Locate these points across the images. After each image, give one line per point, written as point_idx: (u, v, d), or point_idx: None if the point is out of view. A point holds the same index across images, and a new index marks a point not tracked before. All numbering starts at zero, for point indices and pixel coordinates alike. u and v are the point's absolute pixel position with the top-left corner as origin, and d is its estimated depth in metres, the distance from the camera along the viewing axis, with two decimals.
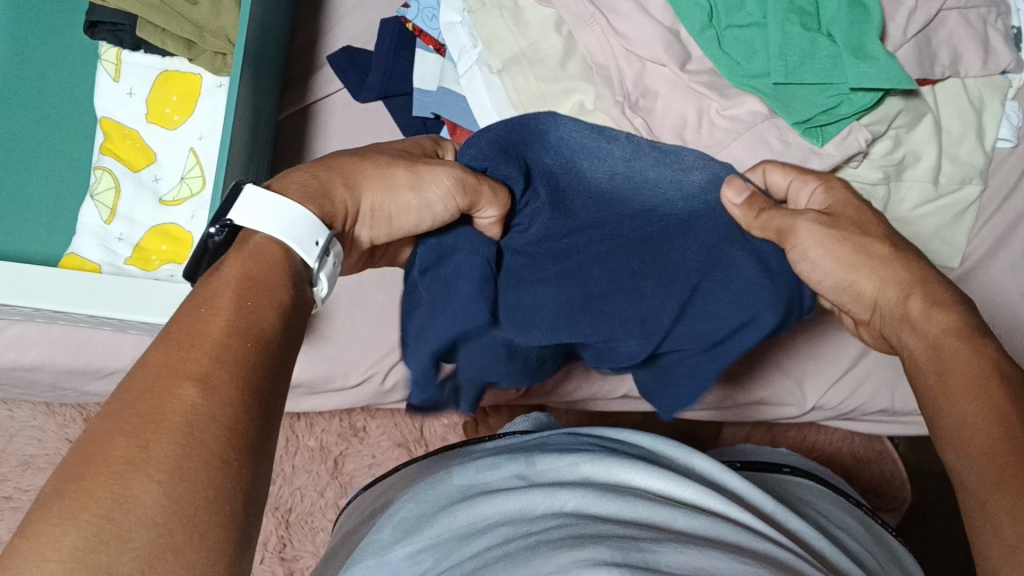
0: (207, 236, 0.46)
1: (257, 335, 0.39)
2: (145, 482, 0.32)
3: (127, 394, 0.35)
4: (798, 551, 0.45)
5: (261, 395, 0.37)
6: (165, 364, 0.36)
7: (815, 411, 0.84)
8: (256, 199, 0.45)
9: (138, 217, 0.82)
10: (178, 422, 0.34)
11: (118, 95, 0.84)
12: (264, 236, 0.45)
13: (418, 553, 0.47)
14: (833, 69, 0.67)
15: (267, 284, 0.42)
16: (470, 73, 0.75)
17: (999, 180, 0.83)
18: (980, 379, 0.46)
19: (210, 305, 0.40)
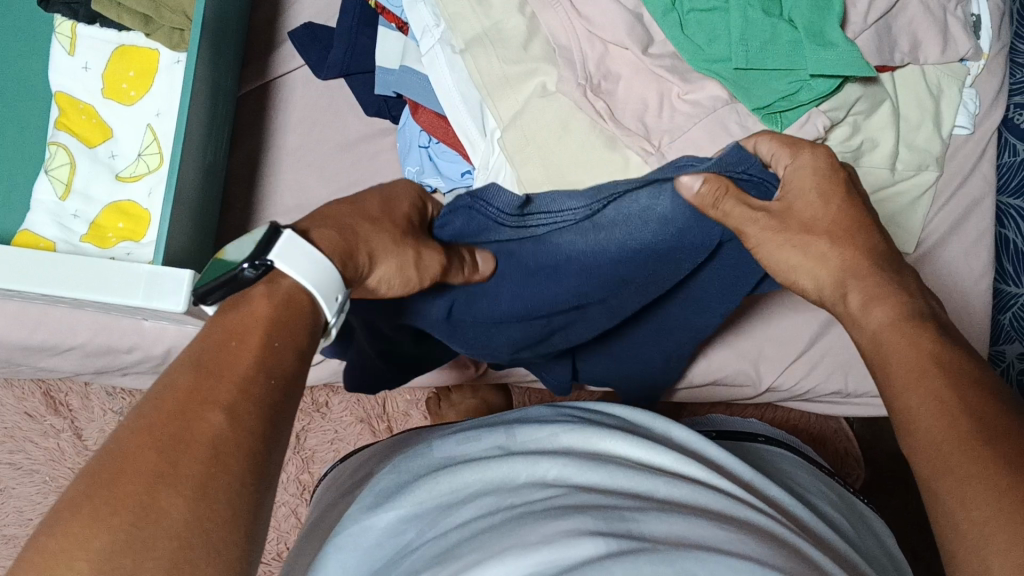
0: (238, 270, 0.41)
1: (278, 370, 0.39)
2: (172, 496, 0.32)
3: (155, 413, 0.35)
4: (771, 514, 0.46)
5: (276, 424, 0.37)
6: (193, 388, 0.36)
7: (771, 391, 0.85)
8: (288, 244, 0.42)
9: (93, 193, 0.81)
10: (206, 444, 0.34)
11: (73, 69, 0.83)
12: (294, 287, 0.42)
13: (401, 521, 0.47)
14: (795, 54, 0.68)
15: (293, 324, 0.41)
16: (432, 52, 0.75)
17: (956, 166, 0.84)
18: (924, 368, 0.44)
19: (237, 335, 0.39)
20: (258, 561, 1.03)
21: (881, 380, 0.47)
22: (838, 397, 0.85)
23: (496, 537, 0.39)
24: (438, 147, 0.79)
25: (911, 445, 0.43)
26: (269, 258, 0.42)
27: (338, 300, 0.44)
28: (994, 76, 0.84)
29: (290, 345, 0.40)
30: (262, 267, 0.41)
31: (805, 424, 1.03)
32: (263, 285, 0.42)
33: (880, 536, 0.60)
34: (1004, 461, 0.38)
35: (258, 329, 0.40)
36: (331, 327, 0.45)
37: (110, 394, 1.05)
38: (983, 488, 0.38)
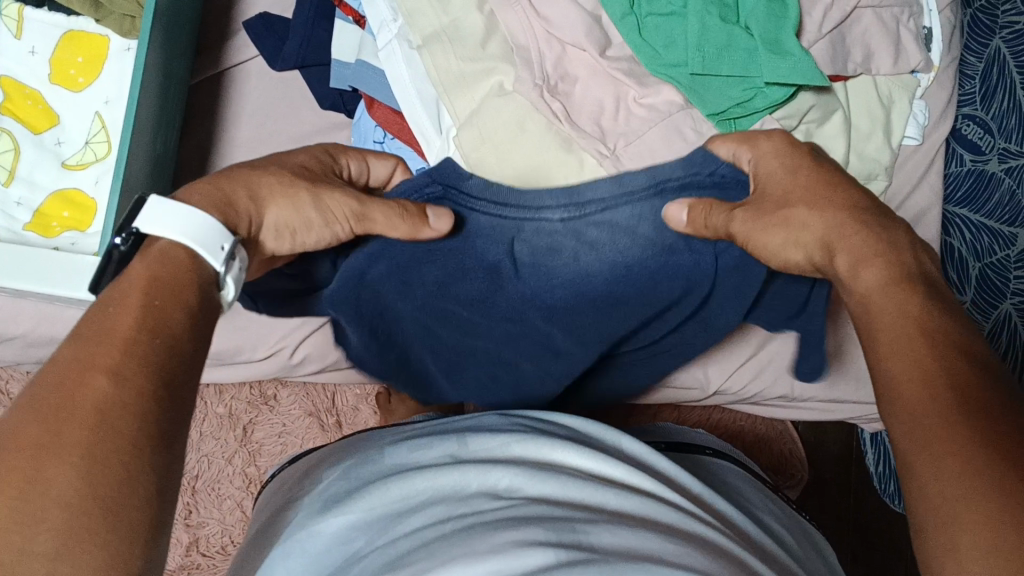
0: (111, 245, 0.44)
1: (164, 333, 0.40)
2: (60, 466, 0.33)
3: (41, 387, 0.35)
4: (718, 525, 0.47)
5: (170, 385, 0.38)
6: (76, 358, 0.37)
7: (718, 394, 0.86)
8: (155, 205, 0.44)
9: (39, 180, 0.79)
10: (90, 410, 0.35)
11: (19, 53, 0.80)
12: (170, 243, 0.44)
13: (350, 526, 0.47)
14: (749, 62, 0.68)
15: (176, 286, 0.42)
16: (388, 48, 0.74)
17: (904, 176, 0.85)
18: (909, 333, 0.43)
19: (116, 304, 0.40)
20: (201, 554, 1.02)
21: (869, 345, 0.46)
22: (784, 401, 0.86)
23: (447, 546, 0.39)
24: (393, 143, 0.78)
25: (889, 413, 0.42)
26: (137, 227, 0.44)
27: (224, 250, 0.46)
28: (945, 88, 0.86)
29: (172, 301, 0.41)
30: (132, 237, 0.44)
31: (752, 425, 1.03)
32: (142, 256, 0.43)
33: (823, 554, 0.61)
34: (976, 434, 0.37)
35: (140, 291, 0.41)
36: (227, 280, 0.46)
37: None
38: (949, 457, 0.37)
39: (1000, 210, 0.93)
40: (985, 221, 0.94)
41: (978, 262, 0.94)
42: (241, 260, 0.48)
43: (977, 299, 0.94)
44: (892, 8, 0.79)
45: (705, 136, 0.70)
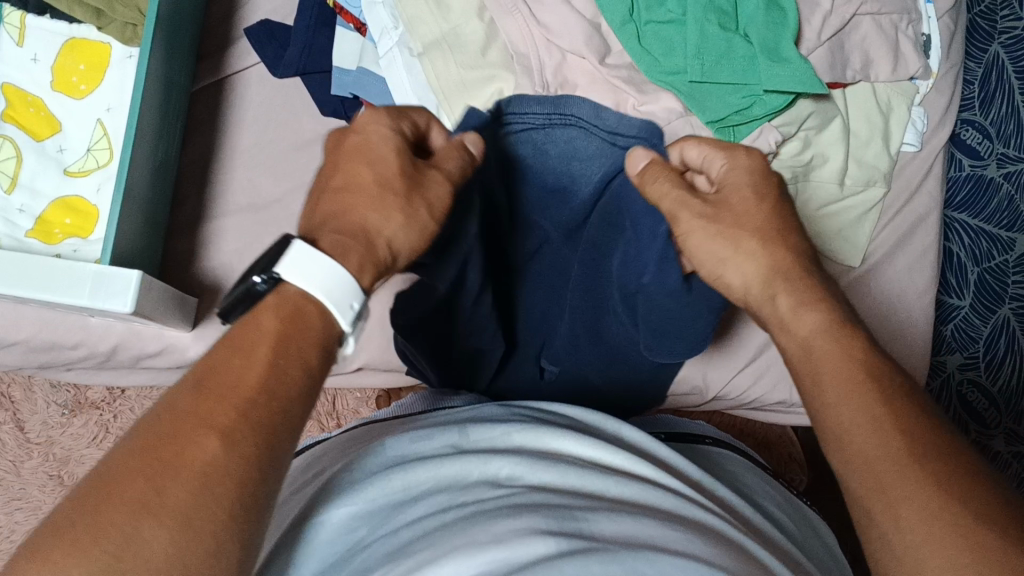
0: (251, 285, 0.43)
1: (285, 398, 0.40)
2: (155, 527, 0.33)
3: (152, 434, 0.36)
4: (719, 512, 0.47)
5: (276, 451, 0.38)
6: (194, 411, 0.37)
7: (717, 399, 0.86)
8: (297, 252, 0.43)
9: (40, 188, 0.79)
10: (195, 472, 0.35)
11: (22, 61, 0.81)
12: (302, 293, 0.43)
13: (354, 518, 0.46)
14: (748, 69, 0.69)
15: (302, 344, 0.42)
16: (390, 55, 0.76)
17: (902, 183, 0.85)
18: (857, 381, 0.44)
19: (244, 355, 0.40)
20: None
21: (810, 389, 0.46)
22: (783, 406, 0.86)
23: (447, 536, 0.39)
24: None
25: (843, 464, 0.42)
26: (277, 271, 0.43)
27: (354, 308, 0.44)
28: (942, 94, 0.86)
29: (297, 364, 0.41)
30: (272, 280, 0.43)
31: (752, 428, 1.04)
32: (275, 307, 0.43)
33: (825, 540, 0.61)
34: (937, 477, 0.39)
35: (268, 345, 0.41)
36: (348, 338, 0.45)
37: (54, 387, 1.03)
38: (914, 504, 0.38)
39: (999, 215, 0.94)
40: (984, 226, 0.95)
41: (977, 267, 0.94)
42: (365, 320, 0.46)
43: (976, 304, 0.94)
44: (892, 15, 0.78)
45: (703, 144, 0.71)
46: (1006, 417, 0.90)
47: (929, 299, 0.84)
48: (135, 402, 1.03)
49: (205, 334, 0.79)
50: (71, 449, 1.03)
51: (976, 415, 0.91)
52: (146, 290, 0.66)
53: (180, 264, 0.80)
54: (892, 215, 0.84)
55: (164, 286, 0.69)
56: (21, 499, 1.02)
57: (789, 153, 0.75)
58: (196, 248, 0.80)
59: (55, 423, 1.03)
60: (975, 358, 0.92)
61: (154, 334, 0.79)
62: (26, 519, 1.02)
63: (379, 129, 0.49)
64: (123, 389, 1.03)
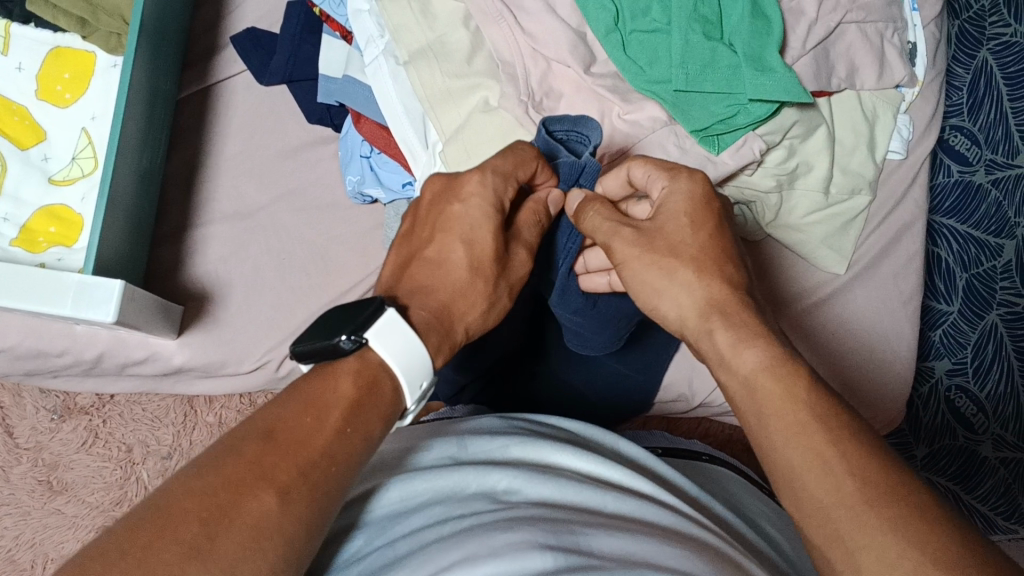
0: (336, 343, 0.42)
1: (344, 467, 0.40)
2: (201, 571, 0.33)
3: (215, 475, 0.36)
4: (714, 528, 0.47)
5: (329, 514, 0.38)
6: (262, 463, 0.37)
7: (703, 406, 0.86)
8: (388, 325, 0.44)
9: (24, 196, 0.79)
10: (249, 525, 0.35)
11: (6, 69, 0.81)
12: (381, 364, 0.44)
13: (357, 534, 0.46)
14: (733, 78, 0.69)
15: (371, 413, 0.42)
16: (376, 63, 0.75)
17: (888, 190, 0.85)
18: (802, 422, 0.42)
19: (316, 416, 0.40)
20: None
21: (757, 431, 0.45)
22: None
23: (444, 549, 0.39)
24: (380, 157, 0.79)
25: (798, 509, 0.41)
26: (365, 336, 0.43)
27: (421, 389, 0.45)
28: (928, 102, 0.86)
29: (361, 432, 0.41)
30: (358, 345, 0.43)
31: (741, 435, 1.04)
32: (354, 368, 0.43)
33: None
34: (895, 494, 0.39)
35: (340, 409, 0.41)
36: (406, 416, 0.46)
37: (43, 392, 1.03)
38: (875, 520, 0.38)
39: (988, 221, 0.94)
40: (972, 232, 0.95)
41: (966, 273, 0.94)
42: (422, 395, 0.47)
43: (964, 309, 0.94)
44: (877, 23, 0.79)
45: (689, 152, 0.72)
46: (994, 423, 0.90)
47: (915, 306, 0.84)
48: (124, 407, 1.04)
49: (191, 341, 0.80)
50: (60, 454, 1.03)
51: (965, 421, 0.91)
52: (129, 299, 0.66)
53: (166, 271, 0.80)
54: (876, 222, 0.84)
55: (148, 295, 0.69)
56: (9, 505, 1.02)
57: (774, 161, 0.75)
58: (182, 255, 0.81)
59: (44, 429, 1.03)
60: (964, 363, 0.93)
61: (140, 342, 0.79)
62: (15, 524, 1.02)
63: (481, 198, 0.52)
64: (112, 395, 1.03)
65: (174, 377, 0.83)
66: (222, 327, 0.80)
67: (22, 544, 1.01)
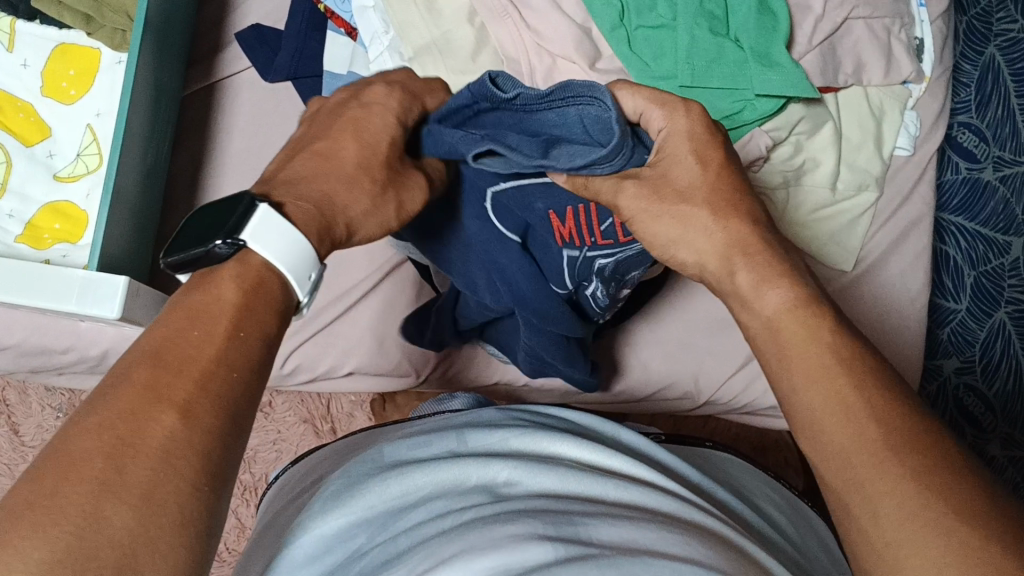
0: (212, 247, 0.39)
1: (246, 365, 0.37)
2: (116, 505, 0.30)
3: (107, 409, 0.33)
4: (716, 513, 0.47)
5: (235, 418, 0.35)
6: (149, 381, 0.34)
7: (710, 403, 0.86)
8: (264, 217, 0.41)
9: (30, 193, 0.79)
10: (157, 449, 0.32)
11: (12, 66, 0.82)
12: (265, 264, 0.41)
13: (352, 528, 0.46)
14: (740, 74, 0.68)
15: (258, 306, 0.39)
16: (380, 60, 0.75)
17: (896, 186, 0.85)
18: (850, 352, 0.44)
19: (200, 325, 0.37)
20: None
21: None
22: (777, 412, 0.86)
23: (444, 542, 0.39)
24: None
25: (825, 460, 0.40)
26: (243, 238, 0.40)
27: (312, 280, 0.42)
28: (936, 99, 0.86)
29: (257, 330, 0.38)
30: (235, 246, 0.40)
31: (748, 433, 1.03)
32: (235, 266, 0.40)
33: (820, 534, 0.60)
34: (928, 470, 0.36)
35: (228, 314, 0.38)
36: (304, 308, 0.44)
37: (49, 391, 1.04)
38: (906, 500, 0.36)
39: (995, 217, 0.93)
40: (981, 229, 0.94)
41: (974, 271, 0.94)
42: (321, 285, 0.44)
43: (972, 308, 0.93)
44: (884, 18, 0.79)
45: None
46: (1003, 422, 0.89)
47: (922, 302, 0.84)
48: None
49: None
50: None
51: (971, 419, 0.91)
52: (134, 295, 0.66)
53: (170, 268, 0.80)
54: (884, 219, 0.84)
55: (152, 290, 0.69)
56: None
57: (780, 157, 0.75)
58: None
59: (50, 427, 1.03)
60: (972, 361, 0.92)
61: None
62: None
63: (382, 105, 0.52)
64: None
65: None
66: None
67: None
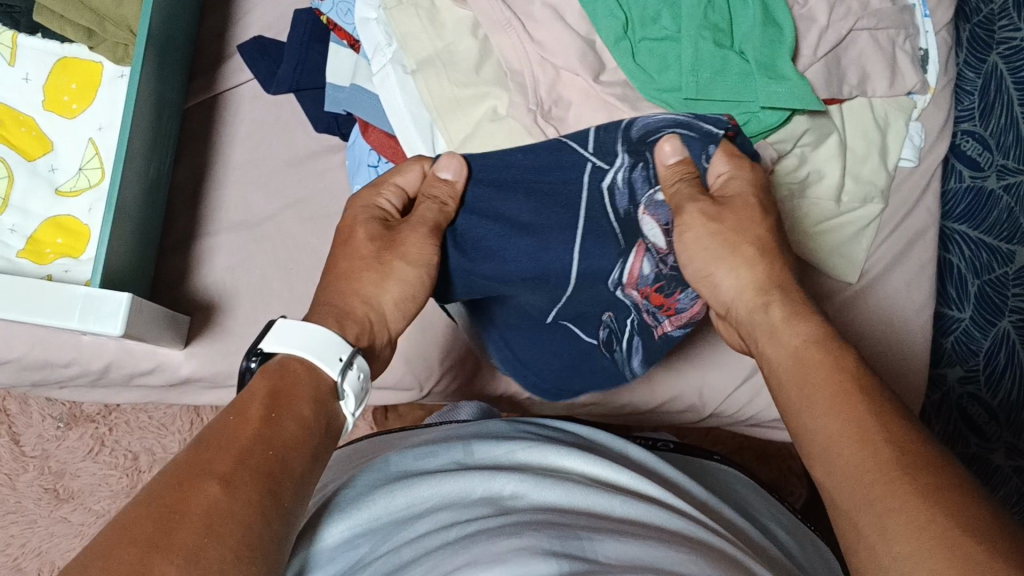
0: (246, 368, 0.50)
1: (281, 450, 0.44)
2: (166, 563, 0.36)
3: (158, 487, 0.39)
4: (723, 533, 0.47)
5: (277, 494, 0.42)
6: (195, 464, 0.41)
7: (713, 416, 0.86)
8: (280, 327, 0.50)
9: (32, 207, 0.79)
10: (201, 515, 0.38)
11: (13, 80, 0.81)
12: (291, 358, 0.50)
13: (357, 537, 0.46)
14: (744, 86, 0.67)
15: (291, 401, 0.47)
16: (383, 73, 0.74)
17: (900, 198, 0.84)
18: (844, 396, 0.46)
19: (240, 415, 0.45)
20: None
21: (798, 400, 0.48)
22: (781, 424, 0.85)
23: (450, 555, 0.39)
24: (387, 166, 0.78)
25: (829, 480, 0.44)
26: (264, 346, 0.50)
27: (342, 360, 0.50)
28: (940, 110, 0.86)
29: (289, 419, 0.46)
30: (262, 357, 0.49)
31: (751, 441, 1.03)
32: (262, 372, 0.49)
33: (828, 560, 0.59)
34: (930, 492, 0.39)
35: (259, 402, 0.46)
36: (343, 389, 0.51)
37: (49, 400, 1.04)
38: (901, 522, 0.39)
39: (999, 227, 0.93)
40: (984, 238, 0.94)
41: (977, 279, 0.93)
42: (360, 371, 0.52)
43: (976, 317, 0.93)
44: (888, 30, 0.78)
45: None
46: (1006, 431, 0.90)
47: (927, 314, 0.83)
48: (131, 415, 1.04)
49: (198, 352, 0.79)
50: (67, 462, 1.04)
51: (976, 428, 0.92)
52: (137, 313, 0.66)
53: (172, 281, 0.80)
54: (890, 230, 0.83)
55: (156, 307, 0.69)
56: (16, 512, 1.03)
57: (789, 168, 0.74)
58: (189, 266, 0.80)
59: (50, 436, 1.04)
60: (976, 371, 0.92)
61: (146, 353, 0.79)
62: (21, 532, 1.02)
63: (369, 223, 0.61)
64: (118, 403, 1.04)
65: (181, 388, 0.83)
66: (229, 337, 0.79)
67: (28, 552, 1.02)
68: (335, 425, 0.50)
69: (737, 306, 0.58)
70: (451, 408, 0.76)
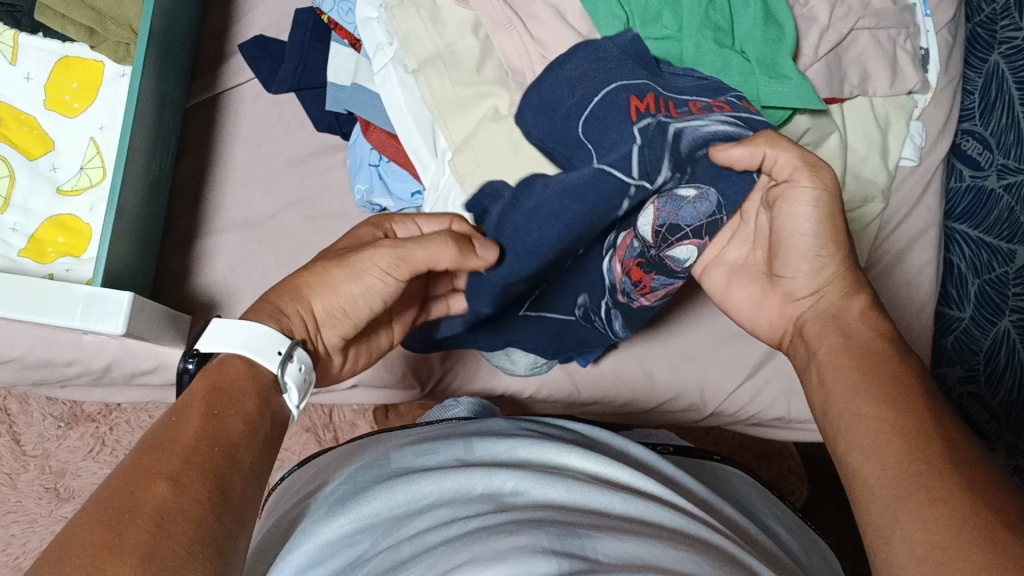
0: (184, 370, 0.50)
1: (226, 447, 0.44)
2: (119, 564, 0.35)
3: (107, 490, 0.39)
4: (723, 531, 0.47)
5: (225, 495, 0.41)
6: (141, 464, 0.40)
7: (714, 415, 0.86)
8: (216, 326, 0.51)
9: (33, 206, 0.79)
10: (151, 513, 0.38)
11: (15, 80, 0.81)
12: (228, 355, 0.50)
13: (356, 534, 0.46)
14: (746, 84, 0.66)
15: (234, 399, 0.47)
16: (385, 70, 0.74)
17: (901, 198, 0.84)
18: (901, 390, 0.47)
19: (182, 415, 0.45)
20: None
21: (852, 386, 0.49)
22: (782, 423, 0.86)
23: (450, 553, 0.39)
24: (388, 166, 0.78)
25: (865, 466, 0.45)
26: (200, 347, 0.50)
27: (280, 354, 0.50)
28: (941, 109, 0.86)
29: (231, 415, 0.46)
30: (197, 358, 0.50)
31: (752, 440, 1.03)
32: (203, 370, 0.49)
33: (828, 558, 0.59)
34: (965, 485, 0.40)
35: (199, 402, 0.46)
36: (286, 383, 0.51)
37: (50, 400, 1.04)
38: (939, 510, 0.40)
39: (999, 226, 0.93)
40: (983, 237, 0.94)
41: (977, 279, 0.93)
42: (303, 363, 0.52)
43: (977, 316, 0.93)
44: (889, 29, 0.78)
45: None
46: (1007, 430, 0.91)
47: (928, 313, 0.84)
48: (131, 414, 1.04)
49: None
50: (67, 462, 1.04)
51: (977, 428, 0.92)
52: (139, 312, 0.66)
53: (173, 281, 0.80)
54: (891, 229, 0.84)
55: (157, 306, 0.69)
56: (16, 512, 1.03)
57: None
58: (189, 265, 0.80)
59: (51, 436, 1.04)
60: (976, 370, 0.92)
61: (147, 352, 0.79)
62: (22, 531, 1.02)
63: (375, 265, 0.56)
64: (119, 403, 1.04)
65: None
66: None
67: (29, 552, 1.02)
68: (280, 421, 0.50)
69: (818, 292, 0.55)
70: (451, 403, 0.77)
